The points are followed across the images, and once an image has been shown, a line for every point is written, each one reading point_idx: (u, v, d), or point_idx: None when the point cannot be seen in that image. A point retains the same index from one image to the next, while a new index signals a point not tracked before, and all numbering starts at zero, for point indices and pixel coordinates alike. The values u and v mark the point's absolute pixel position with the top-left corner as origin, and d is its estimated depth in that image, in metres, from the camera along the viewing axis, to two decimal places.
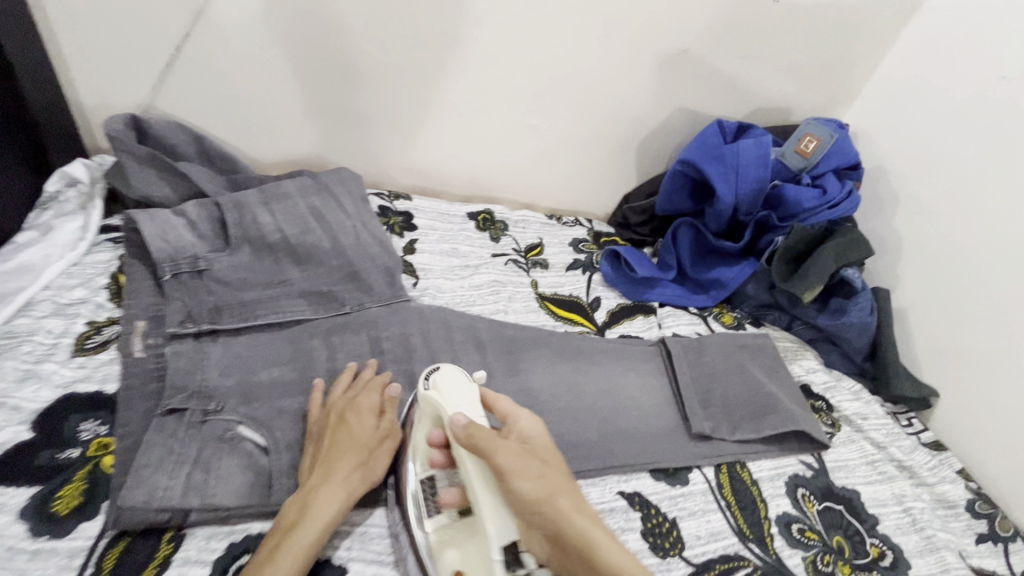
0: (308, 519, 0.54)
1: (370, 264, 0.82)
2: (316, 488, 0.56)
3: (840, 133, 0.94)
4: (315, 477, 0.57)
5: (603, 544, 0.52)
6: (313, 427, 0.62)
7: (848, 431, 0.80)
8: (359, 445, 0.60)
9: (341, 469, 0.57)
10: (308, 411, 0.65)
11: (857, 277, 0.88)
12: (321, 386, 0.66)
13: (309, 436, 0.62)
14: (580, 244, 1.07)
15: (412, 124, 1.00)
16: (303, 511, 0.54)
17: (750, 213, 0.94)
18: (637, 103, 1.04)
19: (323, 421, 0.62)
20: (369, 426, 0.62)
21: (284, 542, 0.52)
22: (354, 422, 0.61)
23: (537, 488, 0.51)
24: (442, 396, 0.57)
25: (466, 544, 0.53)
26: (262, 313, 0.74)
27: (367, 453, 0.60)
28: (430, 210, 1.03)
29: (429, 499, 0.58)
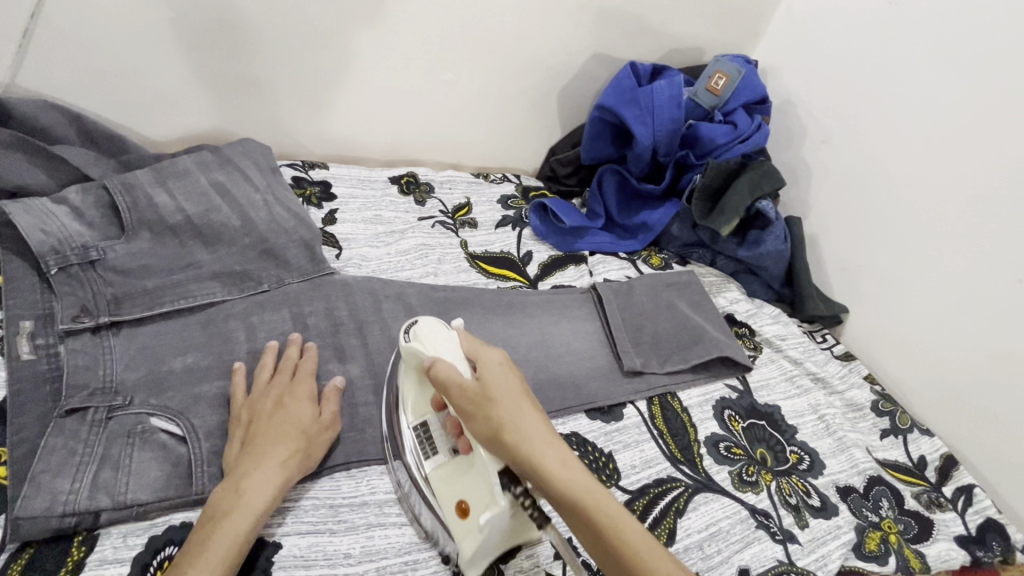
0: (243, 505, 0.52)
1: (286, 238, 0.78)
2: (249, 473, 0.54)
3: (747, 68, 0.95)
4: (246, 461, 0.55)
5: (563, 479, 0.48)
6: (242, 414, 0.60)
7: (768, 352, 0.85)
8: (297, 432, 0.59)
9: (276, 455, 0.56)
10: (232, 395, 0.62)
11: (771, 208, 0.90)
12: (242, 372, 0.63)
13: (235, 422, 0.60)
14: (509, 201, 1.06)
15: (320, 88, 0.94)
16: (237, 497, 0.52)
17: (668, 153, 0.96)
18: (552, 52, 1.02)
19: (255, 407, 0.60)
20: (307, 414, 0.60)
21: (214, 530, 0.50)
22: (290, 410, 0.60)
23: (525, 432, 0.50)
24: (422, 344, 0.59)
25: (465, 480, 0.56)
26: (169, 299, 0.69)
27: (305, 438, 0.59)
28: (349, 177, 0.99)
29: (424, 443, 0.61)
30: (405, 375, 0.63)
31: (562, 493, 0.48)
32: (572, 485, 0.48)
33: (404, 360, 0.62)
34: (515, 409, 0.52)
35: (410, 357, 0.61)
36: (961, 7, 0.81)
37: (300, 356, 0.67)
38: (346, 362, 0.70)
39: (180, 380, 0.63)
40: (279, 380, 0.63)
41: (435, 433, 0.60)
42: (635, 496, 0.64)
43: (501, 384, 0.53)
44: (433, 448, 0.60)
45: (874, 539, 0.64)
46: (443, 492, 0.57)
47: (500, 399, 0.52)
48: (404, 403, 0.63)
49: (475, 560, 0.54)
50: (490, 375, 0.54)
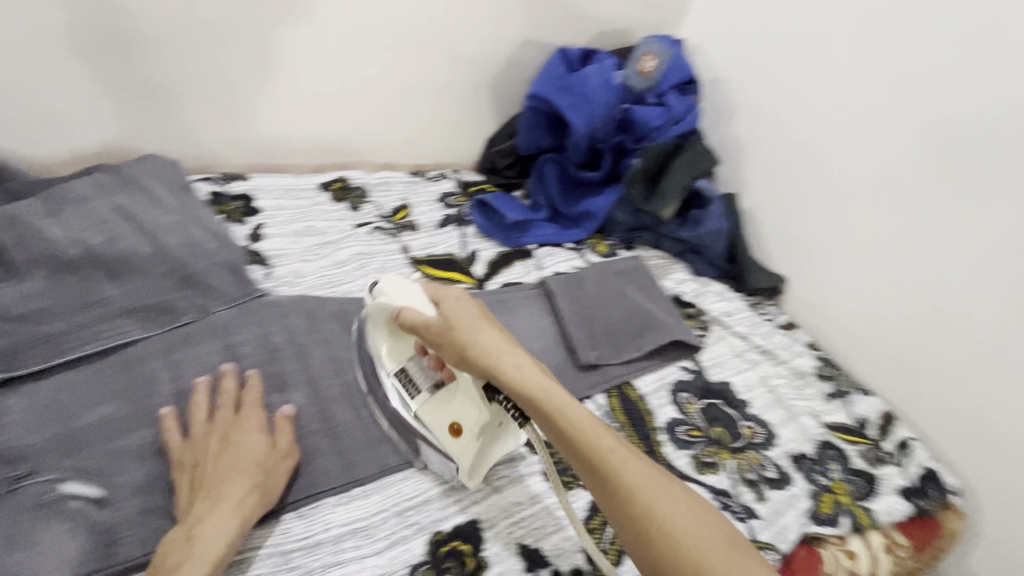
0: (200, 551, 0.49)
1: (207, 262, 0.72)
2: (204, 517, 0.51)
3: (675, 48, 0.95)
4: (202, 505, 0.52)
5: (520, 378, 0.53)
6: (184, 460, 0.56)
7: (717, 330, 0.87)
8: (252, 466, 0.55)
9: (232, 495, 0.53)
10: (167, 444, 0.57)
11: (707, 187, 0.94)
12: (174, 418, 0.58)
13: (179, 469, 0.56)
14: (449, 198, 1.02)
15: (230, 94, 0.87)
16: (192, 544, 0.49)
17: (606, 139, 0.95)
18: (477, 41, 0.99)
19: (200, 446, 0.56)
20: (258, 447, 0.57)
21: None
22: (240, 446, 0.56)
23: (487, 344, 0.55)
24: (389, 296, 0.63)
25: (453, 404, 0.61)
26: (76, 344, 0.62)
27: (261, 473, 0.56)
28: (274, 187, 0.92)
29: (406, 385, 0.65)
30: (375, 330, 0.66)
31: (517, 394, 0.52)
32: (528, 386, 0.52)
33: (372, 317, 0.65)
34: (477, 324, 0.57)
35: (379, 313, 0.65)
36: None
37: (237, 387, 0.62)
38: (287, 391, 0.65)
39: (95, 435, 0.57)
40: (220, 419, 0.59)
41: (415, 375, 0.65)
42: None
43: (460, 308, 0.58)
44: (416, 387, 0.64)
45: (828, 502, 0.67)
46: (435, 422, 0.62)
47: (462, 322, 0.57)
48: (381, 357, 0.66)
49: (473, 470, 0.60)
50: (454, 298, 0.60)
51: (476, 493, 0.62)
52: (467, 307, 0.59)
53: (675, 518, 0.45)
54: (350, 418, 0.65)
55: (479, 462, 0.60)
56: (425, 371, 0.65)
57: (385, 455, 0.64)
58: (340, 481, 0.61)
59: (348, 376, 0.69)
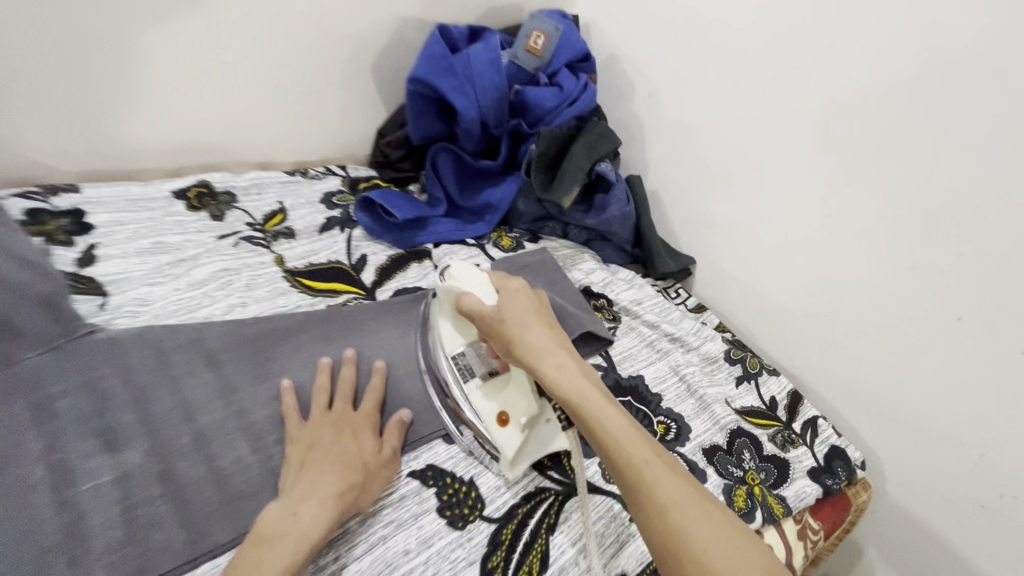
0: (296, 531, 0.49)
1: (12, 297, 0.58)
2: (308, 498, 0.51)
3: (564, 23, 0.88)
4: (304, 485, 0.52)
5: (557, 377, 0.53)
6: (367, 425, 0.61)
7: (628, 321, 0.83)
8: (355, 463, 0.56)
9: (332, 486, 0.53)
10: (287, 419, 0.59)
11: (610, 169, 0.88)
12: (294, 394, 0.60)
13: (292, 447, 0.57)
14: (333, 198, 0.92)
15: (40, 91, 0.71)
16: (293, 521, 0.49)
17: (500, 124, 0.87)
18: (349, 20, 0.88)
19: (312, 433, 0.58)
20: (368, 449, 0.58)
21: (266, 554, 0.47)
22: (349, 441, 0.58)
23: (533, 343, 0.56)
24: (460, 284, 0.64)
25: (505, 394, 0.64)
26: None
27: (363, 474, 0.56)
28: (113, 198, 0.78)
29: (462, 370, 0.66)
30: (444, 313, 0.69)
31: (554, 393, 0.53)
32: (566, 390, 0.52)
33: (442, 300, 0.68)
34: (532, 323, 0.58)
35: (447, 297, 0.67)
36: None
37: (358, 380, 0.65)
38: (118, 449, 0.53)
39: None
40: (374, 402, 0.63)
41: (473, 362, 0.67)
42: (503, 522, 0.59)
43: (514, 305, 0.59)
44: (472, 372, 0.66)
45: (741, 496, 0.64)
46: (486, 408, 0.64)
47: (513, 320, 0.58)
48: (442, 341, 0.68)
49: (517, 459, 0.62)
50: (514, 293, 0.61)
51: (359, 547, 0.54)
52: (521, 306, 0.60)
53: (702, 539, 0.43)
54: (202, 473, 0.55)
55: (522, 452, 0.62)
56: (484, 359, 0.67)
57: (247, 516, 0.54)
58: (185, 555, 0.51)
59: (201, 421, 0.58)
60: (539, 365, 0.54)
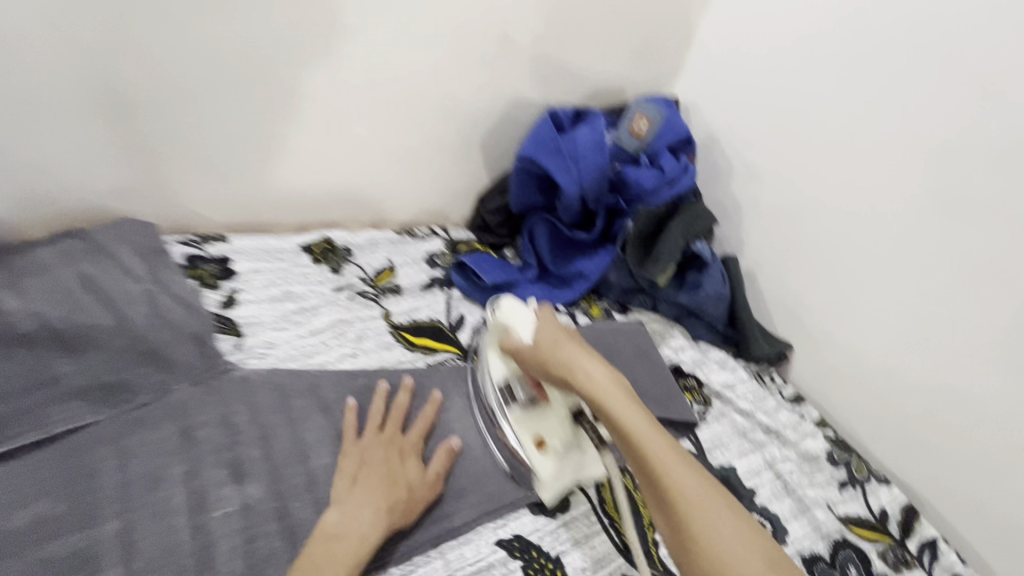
0: (355, 534, 0.55)
1: (172, 335, 0.69)
2: (364, 507, 0.57)
3: (668, 109, 0.93)
4: (356, 499, 0.58)
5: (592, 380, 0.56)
6: (412, 449, 0.65)
7: (719, 406, 0.81)
8: (400, 486, 0.60)
9: (376, 503, 0.58)
10: (345, 431, 0.64)
11: (706, 250, 0.90)
12: (355, 409, 0.65)
13: (346, 457, 0.62)
14: (436, 258, 0.99)
15: (207, 156, 0.85)
16: (354, 524, 0.56)
17: (598, 200, 0.91)
18: (466, 100, 0.97)
19: (358, 451, 0.62)
20: (413, 470, 0.63)
21: (332, 550, 0.54)
22: (397, 462, 0.62)
23: (572, 355, 0.59)
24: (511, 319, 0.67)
25: (541, 419, 0.67)
26: (17, 429, 0.58)
27: (406, 497, 0.60)
28: (253, 249, 0.88)
29: (505, 396, 0.69)
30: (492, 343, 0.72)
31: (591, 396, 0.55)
32: (600, 397, 0.54)
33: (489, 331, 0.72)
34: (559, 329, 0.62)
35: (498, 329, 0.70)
36: (863, 37, 0.80)
37: (409, 402, 0.69)
38: (244, 480, 0.59)
39: (25, 541, 0.51)
40: (421, 427, 0.67)
41: (515, 387, 0.69)
42: None
43: (551, 329, 0.62)
44: (513, 398, 0.69)
45: None
46: (521, 428, 0.67)
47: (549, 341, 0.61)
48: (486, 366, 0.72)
49: (551, 484, 0.66)
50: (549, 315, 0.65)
51: None
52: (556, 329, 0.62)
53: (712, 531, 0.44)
54: (313, 515, 0.59)
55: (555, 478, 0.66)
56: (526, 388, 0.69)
57: None
58: None
59: (312, 463, 0.63)
60: (576, 372, 0.57)
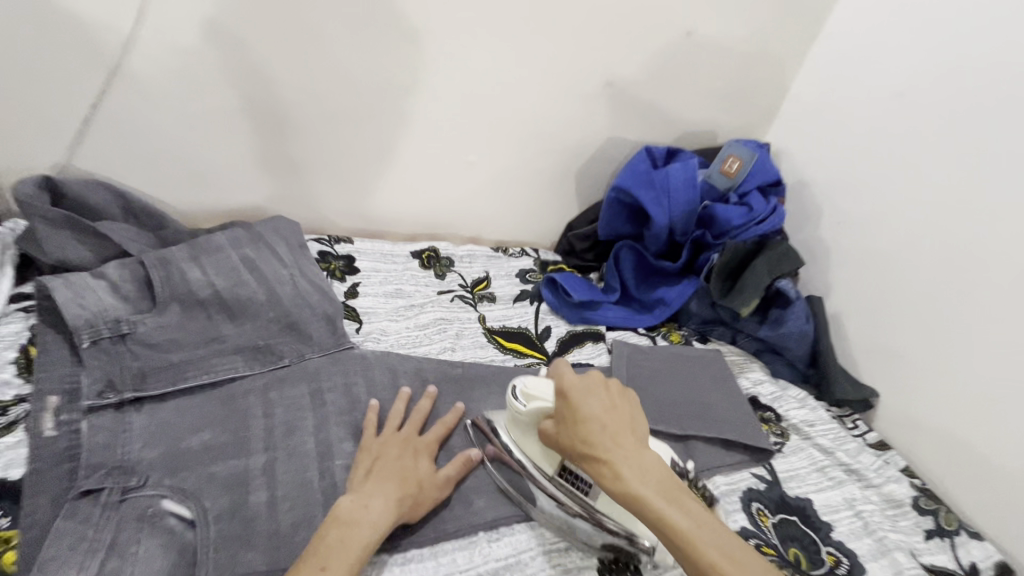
0: (366, 520, 0.58)
1: (309, 313, 0.81)
2: (375, 495, 0.61)
3: (760, 152, 0.98)
4: (369, 489, 0.61)
5: (621, 465, 0.56)
6: (427, 449, 0.68)
7: (797, 440, 0.82)
8: (411, 482, 0.64)
9: (386, 494, 0.61)
10: (365, 431, 0.68)
11: (790, 287, 0.92)
12: (378, 409, 0.70)
13: (362, 454, 0.66)
14: (527, 274, 1.07)
15: (348, 169, 1.01)
16: (363, 512, 0.59)
17: (685, 233, 0.97)
18: (570, 135, 1.07)
19: (377, 450, 0.66)
20: (425, 468, 0.66)
21: (346, 533, 0.56)
22: (410, 458, 0.66)
23: (598, 434, 0.58)
24: (542, 399, 0.66)
25: None
26: (193, 373, 0.71)
27: (416, 491, 0.63)
28: (373, 251, 1.02)
29: (575, 482, 0.66)
30: (514, 430, 0.69)
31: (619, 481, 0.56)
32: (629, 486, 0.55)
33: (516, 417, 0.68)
34: (588, 404, 0.60)
35: (531, 418, 0.67)
36: (970, 95, 0.83)
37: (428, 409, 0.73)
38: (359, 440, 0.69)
39: (195, 459, 0.62)
40: (439, 432, 0.71)
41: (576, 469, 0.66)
42: None
43: (578, 403, 0.61)
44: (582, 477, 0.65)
45: None
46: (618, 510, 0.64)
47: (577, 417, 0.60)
48: (532, 459, 0.68)
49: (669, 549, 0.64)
50: (569, 382, 0.62)
51: None
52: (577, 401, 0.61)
53: None
54: None
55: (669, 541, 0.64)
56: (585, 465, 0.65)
57: (444, 523, 0.66)
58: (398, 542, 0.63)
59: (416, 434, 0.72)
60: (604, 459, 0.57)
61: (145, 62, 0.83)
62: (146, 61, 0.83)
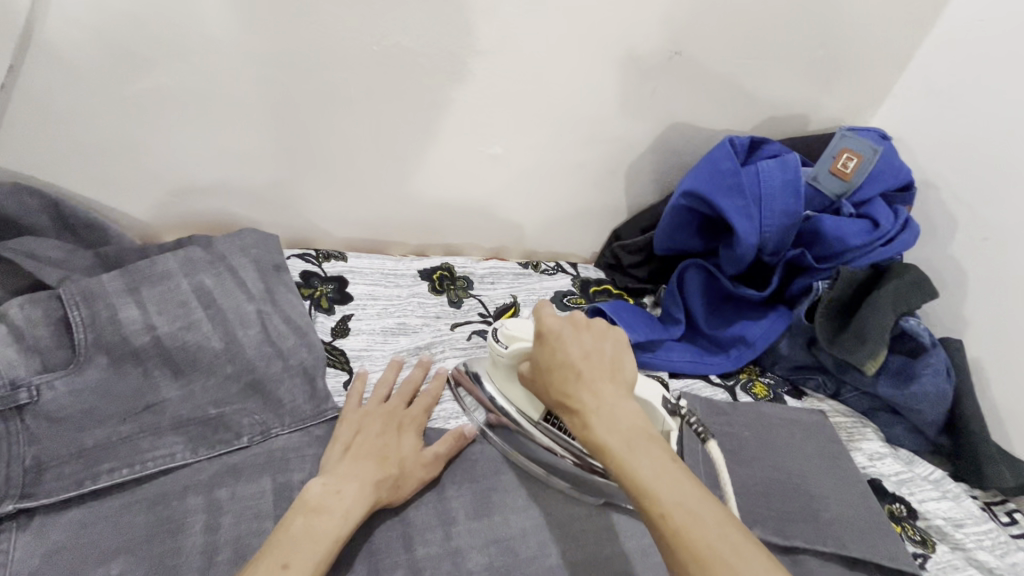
0: (337, 509, 0.49)
1: (280, 367, 0.62)
2: (351, 480, 0.52)
3: (885, 145, 0.73)
4: (340, 469, 0.53)
5: (589, 410, 0.46)
6: (413, 423, 0.61)
7: (945, 550, 0.60)
8: (391, 459, 0.56)
9: (359, 474, 0.53)
10: (349, 400, 0.61)
11: (922, 330, 0.69)
12: (361, 378, 0.63)
13: (342, 427, 0.59)
14: (564, 299, 0.85)
15: (342, 168, 0.80)
16: (336, 499, 0.50)
17: (777, 252, 0.73)
18: (623, 122, 0.83)
19: (355, 420, 0.59)
20: (410, 445, 0.58)
21: (313, 522, 0.48)
22: (393, 434, 0.58)
23: (566, 374, 0.49)
24: (525, 339, 0.58)
25: None
26: (109, 466, 0.51)
27: (397, 470, 0.55)
28: (372, 270, 0.80)
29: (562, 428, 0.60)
30: (498, 376, 0.63)
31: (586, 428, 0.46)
32: (597, 435, 0.45)
33: (498, 359, 0.61)
34: (557, 343, 0.50)
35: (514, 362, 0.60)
36: None
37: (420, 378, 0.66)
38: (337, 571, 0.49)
39: None
40: (426, 403, 0.63)
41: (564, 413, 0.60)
42: None
43: (551, 342, 0.51)
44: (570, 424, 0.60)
45: None
46: None
47: (547, 358, 0.51)
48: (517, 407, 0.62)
49: None
50: (546, 323, 0.51)
51: None
52: (552, 341, 0.51)
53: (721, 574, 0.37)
54: None
55: None
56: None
57: None
58: None
59: (418, 551, 0.53)
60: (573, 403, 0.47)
61: (60, 29, 0.61)
62: (63, 29, 0.61)
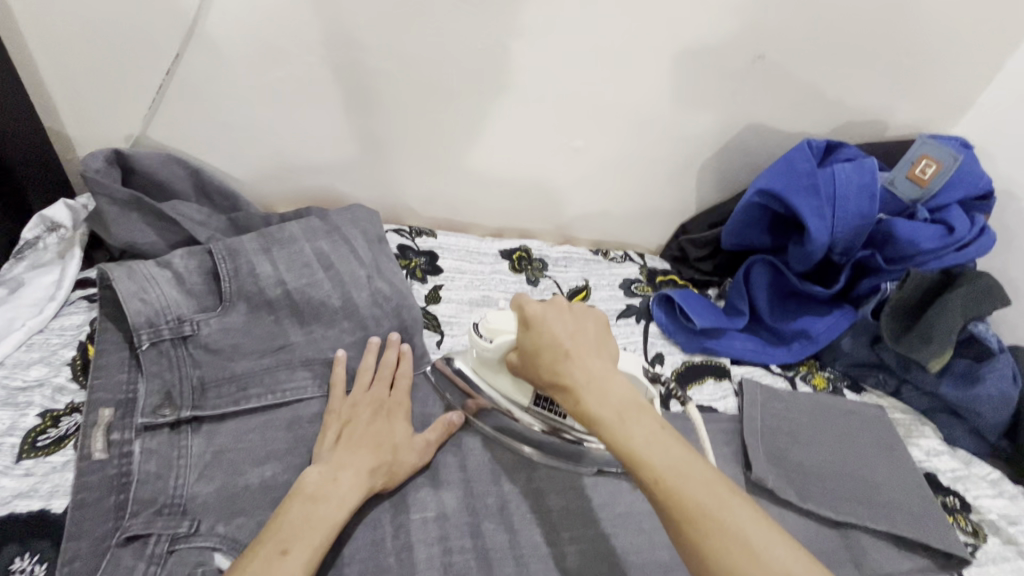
0: (335, 496, 0.53)
1: (386, 324, 0.70)
2: (347, 468, 0.56)
3: (966, 153, 0.75)
4: (337, 457, 0.57)
5: (577, 378, 0.49)
6: (400, 410, 0.64)
7: (996, 543, 0.63)
8: (384, 445, 0.59)
9: (355, 466, 0.56)
10: (332, 389, 0.63)
11: (991, 335, 0.70)
12: (343, 362, 0.65)
13: (330, 418, 0.61)
14: (632, 286, 0.91)
15: (440, 152, 0.88)
16: (332, 486, 0.54)
17: (847, 252, 0.76)
18: (700, 120, 0.88)
19: (340, 414, 0.61)
20: (402, 432, 0.61)
21: (312, 512, 0.51)
22: (385, 422, 0.61)
23: (553, 348, 0.52)
24: (507, 330, 0.59)
25: None
26: (256, 390, 0.61)
27: (390, 456, 0.59)
28: (458, 247, 0.89)
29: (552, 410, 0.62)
30: (480, 367, 0.64)
31: (578, 396, 0.49)
32: (584, 398, 0.48)
33: (480, 353, 0.62)
34: (538, 323, 0.54)
35: (499, 357, 0.61)
36: None
37: (397, 360, 0.68)
38: (439, 489, 0.61)
39: (254, 501, 0.55)
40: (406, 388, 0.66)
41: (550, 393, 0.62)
42: None
43: (542, 325, 0.54)
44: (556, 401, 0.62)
45: None
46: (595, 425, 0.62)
47: (538, 340, 0.54)
48: (503, 392, 0.64)
49: None
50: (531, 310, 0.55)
51: None
52: (541, 327, 0.54)
53: (704, 508, 0.41)
54: (503, 541, 0.58)
55: None
56: None
57: None
58: None
59: (506, 487, 0.62)
60: (563, 376, 0.50)
61: (220, 22, 0.71)
62: (222, 22, 0.71)
